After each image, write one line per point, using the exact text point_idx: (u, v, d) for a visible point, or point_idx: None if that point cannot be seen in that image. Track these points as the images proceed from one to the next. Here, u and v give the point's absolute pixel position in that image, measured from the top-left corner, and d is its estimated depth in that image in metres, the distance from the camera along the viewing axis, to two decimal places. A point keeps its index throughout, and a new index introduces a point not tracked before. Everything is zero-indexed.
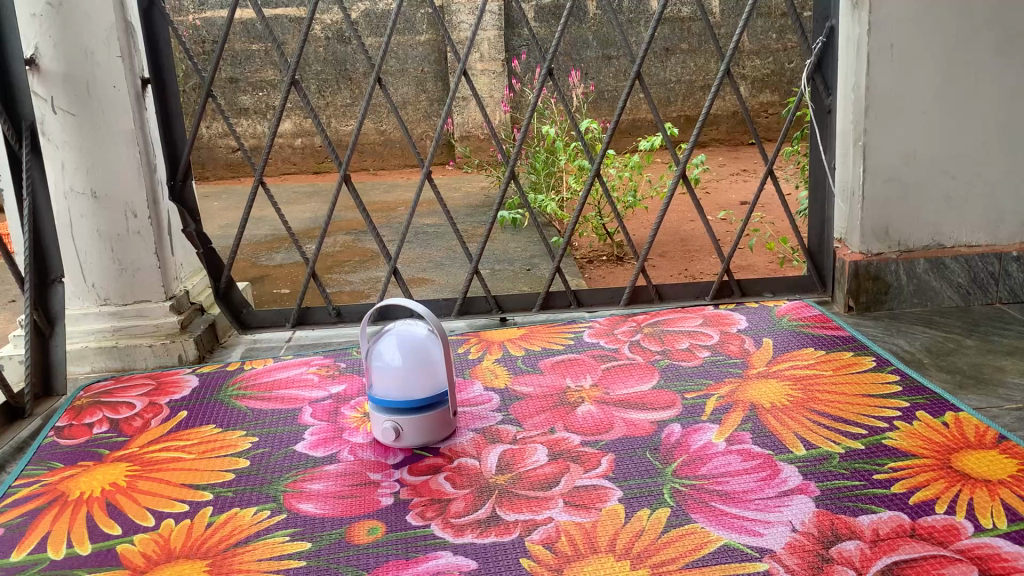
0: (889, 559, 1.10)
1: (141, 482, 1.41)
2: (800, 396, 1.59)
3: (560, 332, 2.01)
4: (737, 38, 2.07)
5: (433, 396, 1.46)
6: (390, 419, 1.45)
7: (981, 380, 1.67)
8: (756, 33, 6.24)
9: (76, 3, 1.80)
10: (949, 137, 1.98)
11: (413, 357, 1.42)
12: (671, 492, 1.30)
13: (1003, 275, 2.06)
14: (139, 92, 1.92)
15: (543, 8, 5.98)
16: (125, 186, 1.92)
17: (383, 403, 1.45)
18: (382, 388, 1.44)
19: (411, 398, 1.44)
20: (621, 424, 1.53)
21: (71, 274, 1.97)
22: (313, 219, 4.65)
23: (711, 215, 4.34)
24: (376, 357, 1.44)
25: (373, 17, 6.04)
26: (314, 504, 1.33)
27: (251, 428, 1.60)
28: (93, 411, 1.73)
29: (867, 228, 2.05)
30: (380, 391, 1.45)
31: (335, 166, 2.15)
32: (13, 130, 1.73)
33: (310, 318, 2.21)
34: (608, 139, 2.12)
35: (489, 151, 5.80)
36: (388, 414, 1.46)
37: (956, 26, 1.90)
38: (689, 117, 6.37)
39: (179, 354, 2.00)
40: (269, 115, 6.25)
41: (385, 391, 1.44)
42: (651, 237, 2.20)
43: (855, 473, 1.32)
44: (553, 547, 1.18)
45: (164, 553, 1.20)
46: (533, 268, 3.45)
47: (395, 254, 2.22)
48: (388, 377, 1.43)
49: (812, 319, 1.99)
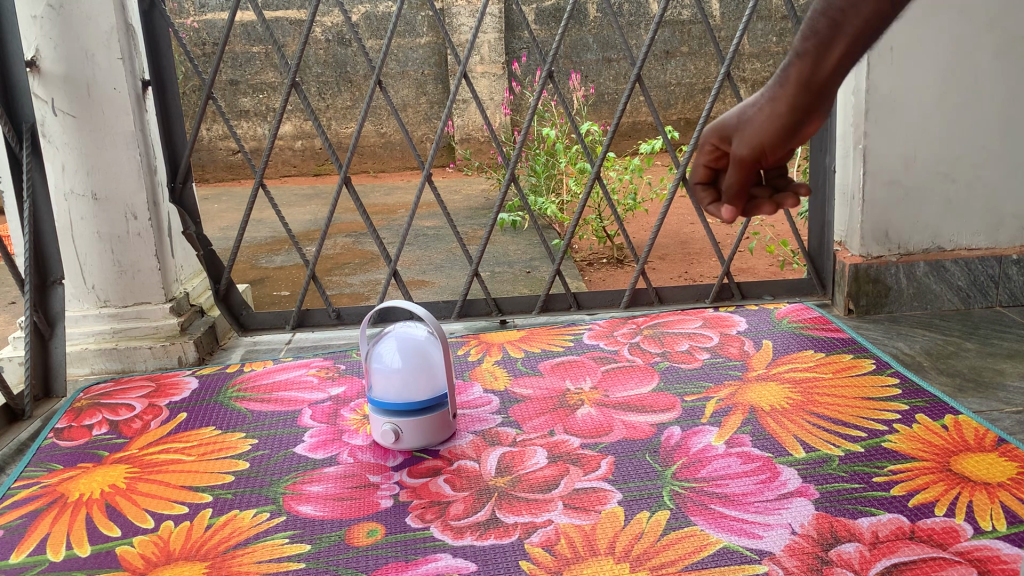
0: (889, 561, 1.10)
1: (141, 485, 1.41)
2: (799, 399, 1.59)
3: (559, 334, 2.01)
4: (737, 40, 2.05)
5: (432, 399, 1.46)
6: (390, 421, 1.45)
7: (981, 383, 1.67)
8: (756, 36, 6.26)
9: (76, 5, 1.80)
10: (950, 140, 1.98)
11: (415, 359, 1.42)
12: (671, 495, 1.30)
13: (1003, 278, 2.07)
14: (139, 94, 1.92)
15: (543, 11, 6.00)
16: (126, 188, 1.92)
17: (382, 405, 1.46)
18: (382, 391, 1.45)
19: (411, 400, 1.44)
20: (620, 426, 1.54)
21: (71, 276, 1.97)
22: (313, 222, 4.65)
23: (711, 218, 4.35)
24: (376, 358, 1.45)
25: (373, 20, 6.06)
26: (314, 506, 1.33)
27: (251, 430, 1.60)
28: (93, 412, 1.73)
29: (867, 231, 2.05)
30: (379, 393, 1.45)
31: (336, 168, 2.14)
32: (13, 132, 1.72)
33: (310, 320, 2.22)
34: (608, 142, 2.10)
35: (489, 154, 5.82)
36: (388, 415, 1.46)
37: (956, 30, 1.90)
38: (690, 120, 6.38)
39: (179, 356, 2.00)
40: (269, 117, 6.26)
41: (384, 393, 1.45)
42: (652, 238, 2.18)
43: (854, 475, 1.32)
44: (552, 550, 1.18)
45: (163, 556, 1.20)
46: (534, 270, 3.45)
47: (394, 257, 2.21)
48: (387, 380, 1.43)
49: (812, 322, 1.99)
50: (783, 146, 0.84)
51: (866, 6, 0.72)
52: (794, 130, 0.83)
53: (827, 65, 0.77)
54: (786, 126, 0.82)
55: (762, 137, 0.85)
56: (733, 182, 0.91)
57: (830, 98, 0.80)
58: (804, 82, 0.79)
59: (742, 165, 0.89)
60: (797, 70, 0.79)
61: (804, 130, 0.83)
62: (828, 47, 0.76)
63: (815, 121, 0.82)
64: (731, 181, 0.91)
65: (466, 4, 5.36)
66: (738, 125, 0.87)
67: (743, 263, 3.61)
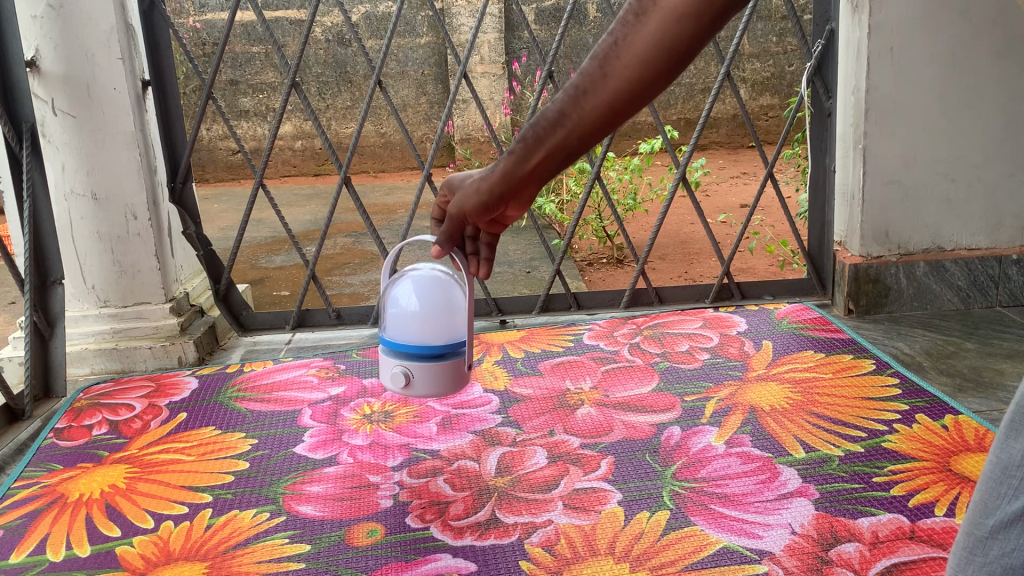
0: (888, 561, 1.11)
1: (141, 484, 1.41)
2: (799, 399, 1.59)
3: (560, 334, 2.01)
4: (737, 40, 2.05)
5: (448, 345, 1.28)
6: (400, 364, 1.29)
7: (981, 383, 1.67)
8: (756, 36, 6.27)
9: (76, 5, 1.80)
10: (949, 140, 1.98)
11: (431, 300, 1.26)
12: (671, 495, 1.30)
13: (1003, 278, 2.07)
14: (139, 94, 1.92)
15: (543, 11, 6.00)
16: (125, 188, 1.92)
17: (395, 346, 1.30)
18: (395, 331, 1.30)
19: (424, 344, 1.27)
20: (620, 426, 1.53)
21: (71, 276, 1.97)
22: (313, 222, 4.65)
23: (711, 218, 4.35)
24: (392, 297, 1.29)
25: (373, 20, 6.06)
26: (314, 506, 1.33)
27: (251, 430, 1.60)
28: (93, 412, 1.73)
29: (867, 231, 2.04)
30: (394, 333, 1.29)
31: (336, 168, 2.14)
32: (13, 132, 1.72)
33: (311, 320, 2.22)
34: (608, 142, 2.10)
35: (489, 154, 5.82)
36: (400, 358, 1.30)
37: (956, 30, 1.90)
38: (689, 120, 6.38)
39: (179, 356, 2.00)
40: (269, 117, 6.26)
41: (399, 334, 1.29)
42: (652, 238, 2.18)
43: (854, 475, 1.32)
44: (552, 550, 1.18)
45: (163, 556, 1.20)
46: (534, 270, 3.46)
47: (394, 256, 2.21)
48: (403, 321, 1.28)
49: (812, 322, 1.99)
50: (479, 214, 1.07)
51: (558, 135, 0.92)
52: (495, 203, 1.04)
53: (528, 164, 0.96)
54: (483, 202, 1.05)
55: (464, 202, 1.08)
56: (445, 229, 1.13)
57: (517, 200, 1.04)
58: (504, 177, 1.00)
59: (453, 219, 1.11)
60: (508, 161, 0.98)
61: (498, 209, 1.06)
62: (528, 155, 0.96)
63: (508, 208, 1.06)
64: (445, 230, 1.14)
65: (466, 4, 5.35)
66: (463, 185, 1.11)
67: (744, 263, 3.62)
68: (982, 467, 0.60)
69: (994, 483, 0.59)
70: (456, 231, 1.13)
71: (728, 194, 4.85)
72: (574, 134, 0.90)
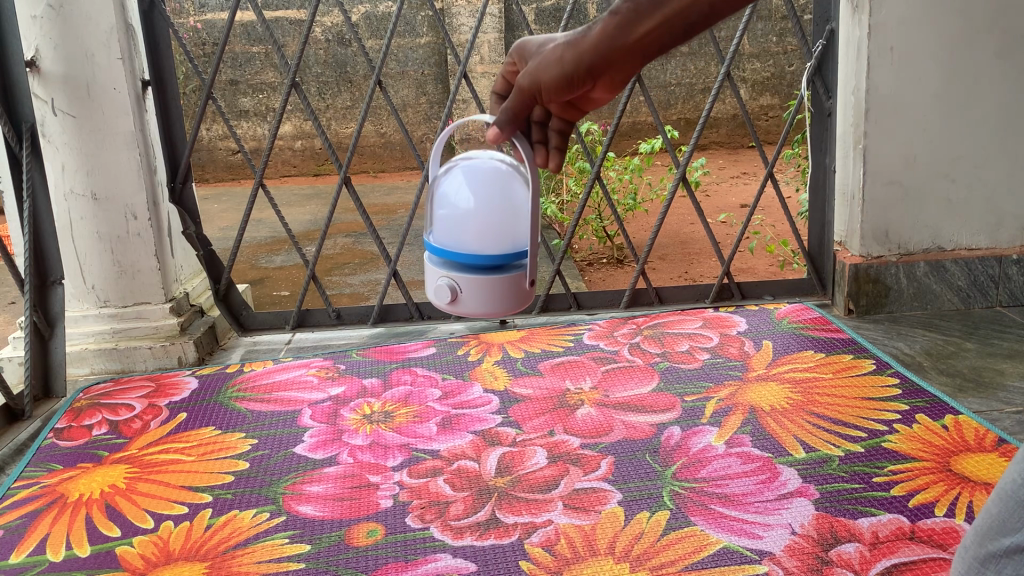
0: (889, 561, 1.11)
1: (141, 485, 1.41)
2: (799, 400, 1.59)
3: (560, 334, 2.01)
4: (737, 40, 2.05)
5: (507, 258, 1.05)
6: (447, 275, 1.06)
7: (981, 383, 1.67)
8: (756, 36, 6.27)
9: (76, 5, 1.80)
10: (950, 140, 1.98)
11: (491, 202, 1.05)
12: (671, 495, 1.30)
13: (1003, 278, 2.07)
14: (139, 94, 1.92)
15: (543, 11, 6.00)
16: (125, 188, 1.92)
17: (445, 254, 1.07)
18: (441, 238, 1.09)
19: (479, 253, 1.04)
20: (620, 426, 1.53)
21: (71, 276, 1.97)
22: (314, 222, 4.65)
23: (711, 217, 4.35)
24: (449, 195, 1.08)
25: (373, 20, 6.06)
26: (314, 507, 1.32)
27: (251, 430, 1.60)
28: (93, 412, 1.73)
29: (867, 231, 2.04)
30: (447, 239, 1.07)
31: (336, 167, 2.14)
32: (13, 132, 1.72)
33: (311, 320, 2.21)
34: (607, 142, 2.10)
35: None
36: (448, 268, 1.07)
37: (956, 30, 1.90)
38: (690, 120, 6.38)
39: (179, 356, 2.00)
40: (269, 117, 6.26)
41: (452, 241, 1.06)
42: (652, 238, 2.18)
43: (854, 476, 1.32)
44: (552, 550, 1.18)
45: (163, 556, 1.20)
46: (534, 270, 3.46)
47: (394, 256, 2.20)
48: (455, 223, 1.07)
49: (813, 322, 1.99)
50: (558, 90, 0.97)
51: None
52: (582, 78, 0.95)
53: (635, 31, 0.89)
54: (566, 74, 0.95)
55: (540, 75, 0.97)
56: (511, 106, 1.01)
57: (607, 78, 0.96)
58: (599, 46, 0.92)
59: (521, 93, 1.00)
60: (610, 24, 0.90)
61: (583, 87, 0.96)
62: (638, 20, 0.89)
63: (593, 88, 0.97)
64: (509, 107, 1.02)
65: (466, 4, 5.35)
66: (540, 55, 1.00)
67: (744, 263, 3.62)
68: (1000, 488, 0.63)
69: (1013, 507, 0.61)
70: (521, 111, 1.01)
71: (728, 194, 4.85)
72: (702, 4, 0.84)
